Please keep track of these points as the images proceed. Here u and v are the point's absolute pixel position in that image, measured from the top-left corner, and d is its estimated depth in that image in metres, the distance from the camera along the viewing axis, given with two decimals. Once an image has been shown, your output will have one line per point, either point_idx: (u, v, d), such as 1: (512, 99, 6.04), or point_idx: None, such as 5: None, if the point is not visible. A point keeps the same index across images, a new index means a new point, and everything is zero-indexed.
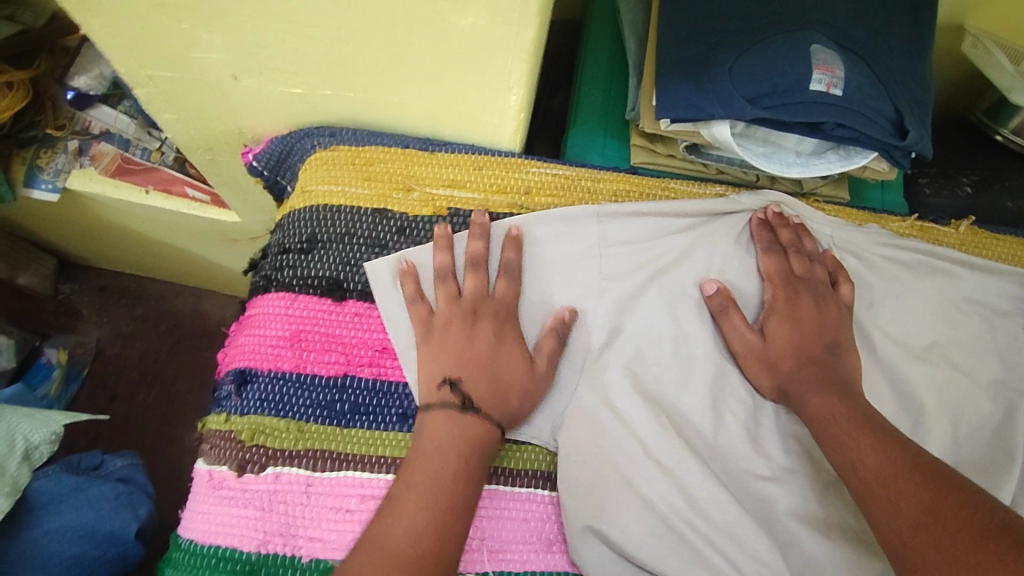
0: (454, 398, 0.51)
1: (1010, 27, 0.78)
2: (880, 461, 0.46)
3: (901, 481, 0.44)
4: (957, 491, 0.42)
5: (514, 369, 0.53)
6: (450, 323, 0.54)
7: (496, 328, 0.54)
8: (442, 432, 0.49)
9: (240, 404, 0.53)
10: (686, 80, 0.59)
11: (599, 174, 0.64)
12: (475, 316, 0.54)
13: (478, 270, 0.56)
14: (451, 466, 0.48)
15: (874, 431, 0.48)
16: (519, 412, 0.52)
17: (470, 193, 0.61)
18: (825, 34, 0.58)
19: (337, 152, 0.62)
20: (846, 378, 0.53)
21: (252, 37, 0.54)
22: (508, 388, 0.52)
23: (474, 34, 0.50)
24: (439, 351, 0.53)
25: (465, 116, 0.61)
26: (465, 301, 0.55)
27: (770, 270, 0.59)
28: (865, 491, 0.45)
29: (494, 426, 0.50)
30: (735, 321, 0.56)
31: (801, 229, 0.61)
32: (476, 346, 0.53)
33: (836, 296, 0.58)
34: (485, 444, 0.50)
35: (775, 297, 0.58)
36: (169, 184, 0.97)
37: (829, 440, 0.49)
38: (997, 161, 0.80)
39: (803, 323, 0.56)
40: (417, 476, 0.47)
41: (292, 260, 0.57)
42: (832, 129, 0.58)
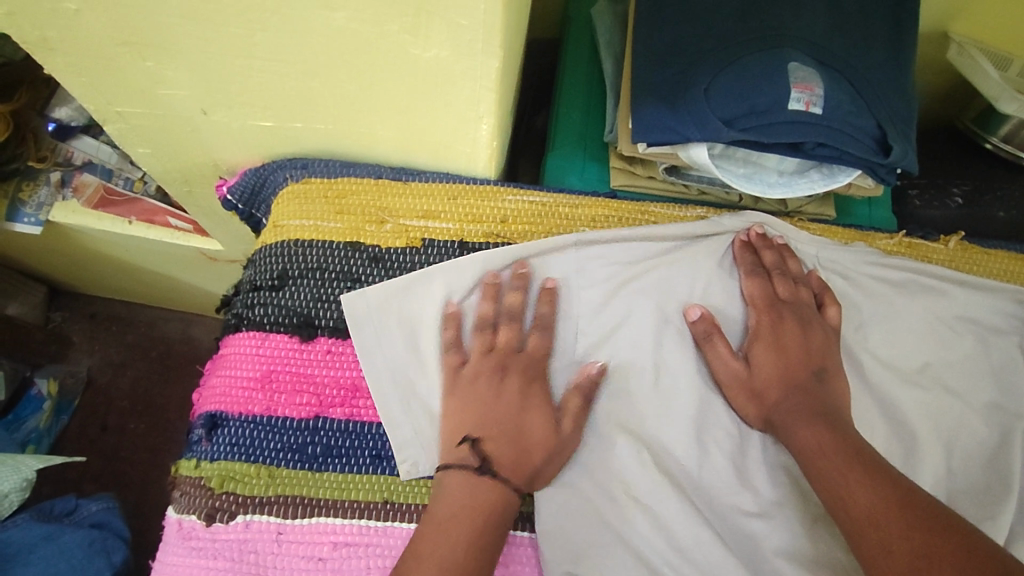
0: (473, 457, 0.50)
1: (997, 33, 0.76)
2: (870, 499, 0.44)
3: (892, 522, 0.42)
4: (953, 535, 0.40)
5: (538, 432, 0.51)
6: (479, 375, 0.53)
7: (524, 384, 0.53)
8: (456, 496, 0.48)
9: (210, 450, 0.51)
10: (662, 102, 0.58)
11: (579, 199, 0.62)
12: (504, 371, 0.53)
13: (505, 324, 0.55)
14: (463, 536, 0.46)
15: (861, 464, 0.46)
16: (542, 472, 0.51)
17: (445, 223, 0.59)
18: (804, 51, 0.57)
19: (308, 184, 0.60)
20: (834, 408, 0.51)
21: (218, 73, 0.53)
22: (531, 448, 0.50)
23: (439, 65, 0.48)
24: (464, 405, 0.52)
25: (438, 145, 0.59)
26: (498, 354, 0.53)
27: (753, 294, 0.57)
28: (857, 530, 0.43)
29: (511, 491, 0.49)
30: (719, 348, 0.55)
31: (785, 251, 0.60)
32: (500, 403, 0.51)
33: (822, 321, 0.56)
34: (500, 513, 0.48)
35: (760, 323, 0.56)
36: (151, 215, 0.96)
37: (818, 476, 0.47)
38: (988, 170, 0.78)
39: (789, 353, 0.54)
40: (431, 543, 0.46)
41: (264, 298, 0.56)
42: (813, 148, 0.57)
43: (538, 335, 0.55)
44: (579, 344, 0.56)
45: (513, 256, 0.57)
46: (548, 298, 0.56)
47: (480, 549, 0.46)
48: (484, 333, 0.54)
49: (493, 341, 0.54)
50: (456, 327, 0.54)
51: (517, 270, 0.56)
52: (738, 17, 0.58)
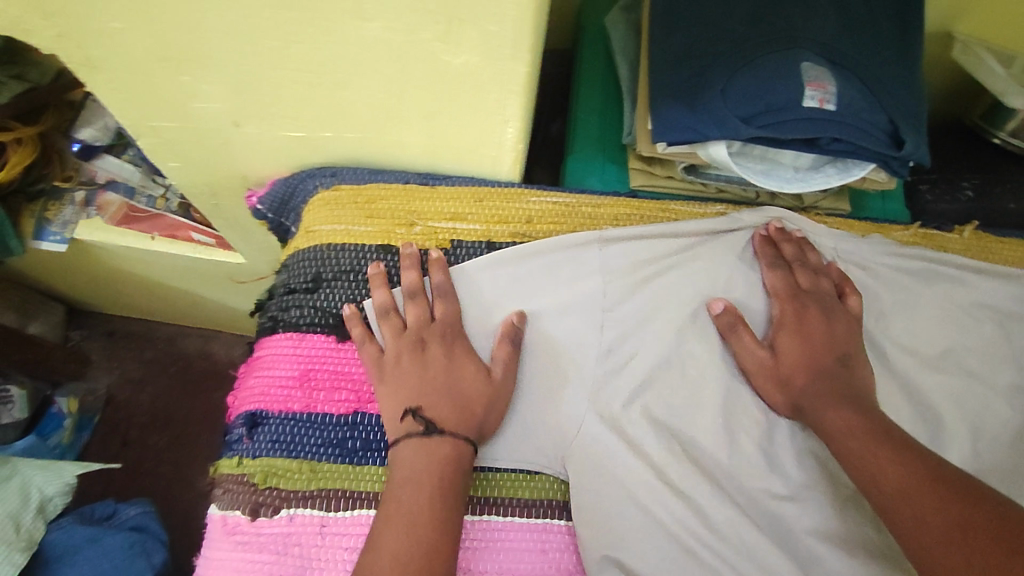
0: (416, 424, 0.50)
1: (998, 32, 0.79)
2: (901, 474, 0.45)
3: (922, 494, 0.43)
4: (983, 502, 0.41)
5: (472, 385, 0.53)
6: (401, 356, 0.53)
7: (445, 348, 0.54)
8: (410, 459, 0.49)
9: (251, 447, 0.52)
10: (681, 103, 0.59)
11: (601, 198, 0.64)
12: (423, 343, 0.54)
13: (413, 302, 0.56)
14: (426, 488, 0.47)
15: (891, 444, 0.47)
16: (488, 425, 0.53)
17: (472, 225, 0.61)
18: (816, 51, 0.59)
19: (339, 191, 0.62)
20: (860, 393, 0.52)
21: (253, 85, 0.55)
22: (470, 403, 0.52)
23: (469, 71, 0.50)
24: (396, 387, 0.52)
25: (464, 150, 0.61)
26: (411, 331, 0.54)
27: (775, 285, 0.59)
28: (887, 505, 0.44)
29: (466, 445, 0.50)
30: (744, 339, 0.56)
31: (804, 243, 0.61)
32: (423, 371, 0.52)
33: (843, 309, 0.58)
34: (456, 462, 0.49)
35: (784, 312, 0.57)
36: (174, 229, 0.98)
37: (846, 457, 0.49)
38: (998, 163, 0.80)
39: (813, 341, 0.55)
40: (395, 506, 0.46)
41: (299, 300, 0.58)
42: (828, 143, 0.58)
43: (443, 302, 0.56)
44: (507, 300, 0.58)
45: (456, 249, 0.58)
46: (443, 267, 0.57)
47: (447, 496, 0.47)
48: (391, 319, 0.55)
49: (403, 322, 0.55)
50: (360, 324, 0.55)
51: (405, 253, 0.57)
52: (750, 21, 0.60)
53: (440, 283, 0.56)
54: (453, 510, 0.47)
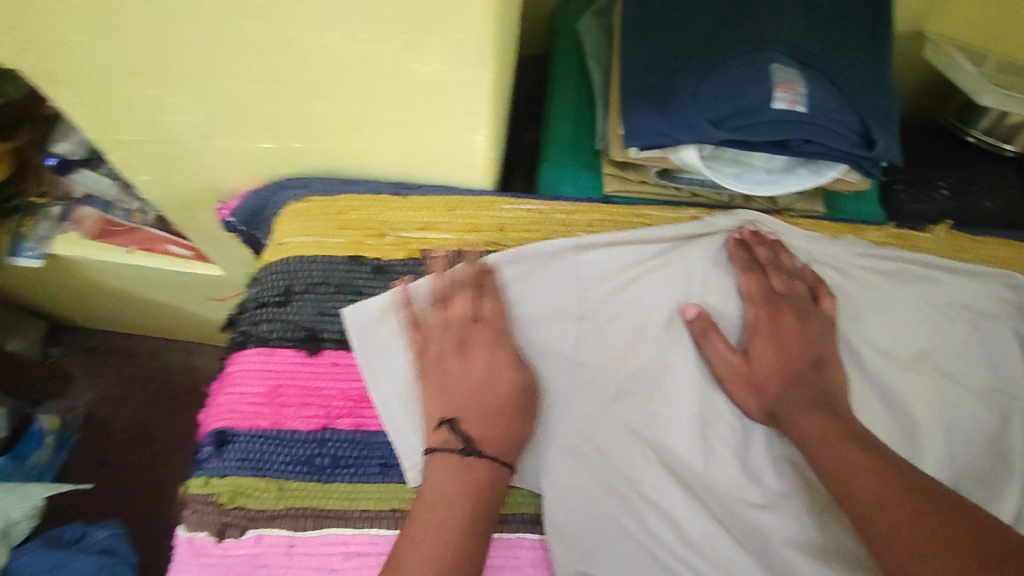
0: (454, 438, 0.49)
1: (968, 31, 0.80)
2: (877, 485, 0.44)
3: (899, 504, 0.43)
4: (960, 514, 0.41)
5: (508, 392, 0.52)
6: (444, 352, 0.53)
7: (489, 350, 0.53)
8: (443, 479, 0.48)
9: (220, 466, 0.51)
10: (652, 106, 0.59)
11: (574, 206, 0.63)
12: (467, 342, 0.53)
13: (456, 295, 0.56)
14: (457, 512, 0.46)
15: (867, 452, 0.47)
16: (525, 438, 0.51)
17: (444, 234, 0.60)
18: (785, 52, 0.59)
19: (310, 203, 0.61)
20: (834, 399, 0.53)
21: (221, 97, 0.55)
22: (508, 413, 0.51)
23: (437, 79, 0.49)
24: (444, 387, 0.52)
25: (435, 157, 0.60)
26: (455, 326, 0.54)
27: (750, 289, 0.58)
28: (862, 515, 0.44)
29: (501, 468, 0.49)
30: (717, 344, 0.56)
31: (778, 246, 0.61)
32: (464, 374, 0.52)
33: (816, 312, 0.58)
34: (490, 488, 0.48)
35: (758, 317, 0.58)
36: (152, 243, 0.97)
37: (821, 464, 0.48)
38: (973, 162, 0.81)
39: (790, 343, 0.56)
40: (422, 527, 0.45)
41: (270, 314, 0.57)
42: (799, 145, 0.58)
43: (489, 300, 0.56)
44: None
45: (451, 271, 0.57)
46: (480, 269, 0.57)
47: (475, 522, 0.46)
48: (438, 306, 0.55)
49: (446, 314, 0.55)
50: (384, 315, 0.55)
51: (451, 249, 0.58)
52: (721, 23, 0.60)
53: (486, 279, 0.57)
54: (482, 539, 0.46)
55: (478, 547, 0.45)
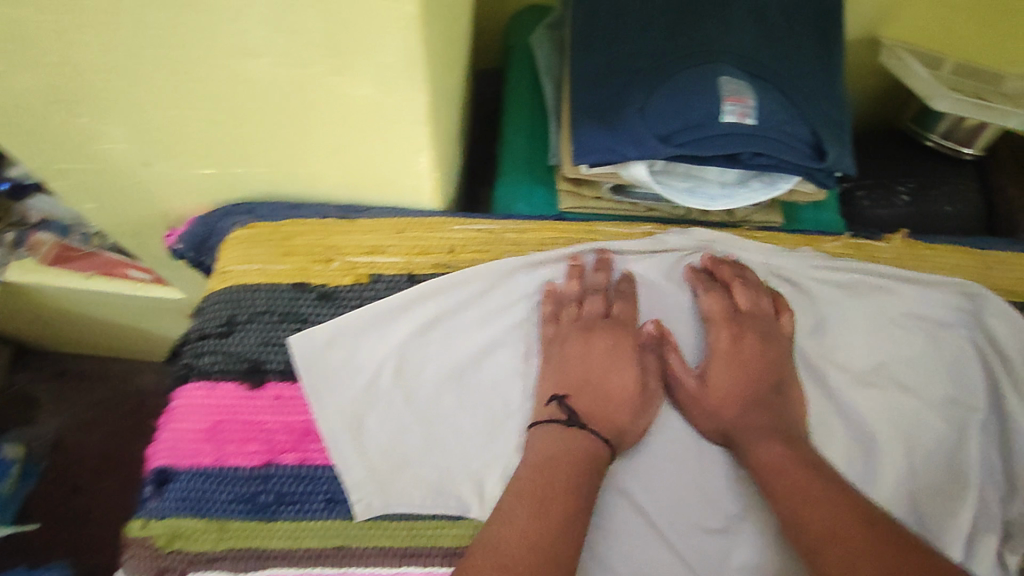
0: (562, 412, 0.52)
1: (921, 34, 0.81)
2: (832, 516, 0.44)
3: (853, 535, 0.42)
4: (914, 550, 0.41)
5: (620, 388, 0.53)
6: (566, 339, 0.55)
7: (616, 343, 0.55)
8: (549, 446, 0.50)
9: (158, 506, 0.49)
10: (599, 122, 0.58)
11: (526, 224, 0.62)
12: (591, 332, 0.56)
13: (591, 295, 0.58)
14: (563, 473, 0.47)
15: (823, 485, 0.46)
16: (629, 430, 0.52)
17: (392, 257, 0.59)
18: (736, 65, 0.58)
19: (254, 229, 0.59)
20: (786, 425, 0.52)
21: (154, 125, 0.53)
22: (617, 404, 0.53)
23: (371, 104, 0.48)
24: (556, 371, 0.54)
25: (380, 180, 0.58)
26: (584, 319, 0.56)
27: (714, 308, 0.57)
28: (815, 547, 0.43)
29: (604, 446, 0.50)
30: (675, 360, 0.56)
31: (741, 266, 0.60)
32: (583, 358, 0.54)
33: (782, 333, 0.57)
34: (595, 461, 0.49)
35: (719, 339, 0.56)
36: (110, 267, 0.94)
37: (775, 493, 0.47)
38: (932, 165, 0.82)
39: (750, 364, 0.55)
40: (528, 487, 0.46)
41: (212, 346, 0.55)
42: (750, 158, 0.58)
43: (621, 303, 0.58)
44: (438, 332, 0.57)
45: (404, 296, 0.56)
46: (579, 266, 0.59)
47: (576, 487, 0.46)
48: (568, 304, 0.57)
49: (578, 311, 0.57)
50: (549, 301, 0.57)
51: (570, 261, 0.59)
52: (669, 35, 0.60)
53: (622, 285, 0.58)
54: (582, 506, 0.46)
55: (582, 513, 0.45)
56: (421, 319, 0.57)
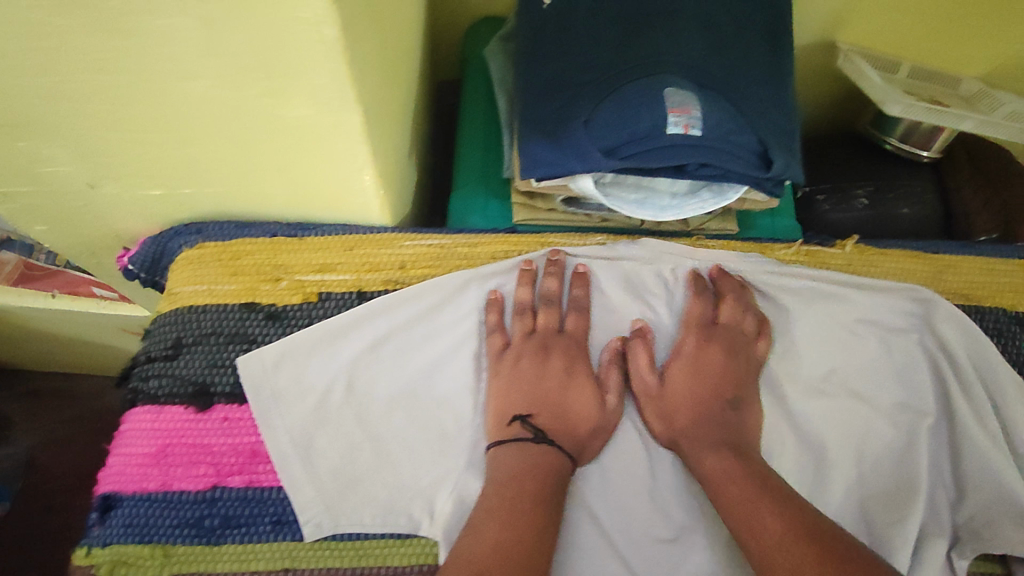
0: (526, 430, 0.51)
1: (876, 39, 0.81)
2: (778, 526, 0.44)
3: (800, 545, 0.42)
4: (861, 561, 0.41)
5: (581, 406, 0.53)
6: (520, 357, 0.55)
7: (567, 359, 0.55)
8: (518, 461, 0.49)
9: (103, 534, 0.49)
10: (545, 137, 0.58)
11: (478, 237, 0.61)
12: (547, 350, 0.55)
13: (543, 308, 0.57)
14: (533, 485, 0.47)
15: (768, 493, 0.46)
16: (589, 446, 0.52)
17: (341, 275, 0.59)
18: (683, 75, 0.58)
19: (203, 249, 0.59)
20: (740, 430, 0.53)
21: (96, 147, 0.52)
22: (574, 423, 0.52)
23: (306, 124, 0.47)
24: (509, 385, 0.53)
25: (328, 199, 0.57)
26: (537, 335, 0.56)
27: (691, 312, 0.58)
28: (765, 558, 0.43)
29: (566, 458, 0.50)
30: (640, 360, 0.55)
31: (743, 283, 0.60)
32: (540, 374, 0.53)
33: (750, 341, 0.58)
34: (559, 472, 0.49)
35: (685, 343, 0.57)
36: (74, 285, 0.93)
37: (724, 502, 0.47)
38: (889, 168, 0.82)
39: (709, 375, 0.55)
40: (500, 498, 0.47)
41: (159, 369, 0.55)
42: (696, 169, 0.57)
43: (574, 316, 0.57)
44: (387, 347, 0.56)
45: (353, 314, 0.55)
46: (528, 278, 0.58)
47: (547, 495, 0.47)
48: (523, 316, 0.56)
49: (532, 324, 0.56)
50: (497, 312, 0.57)
51: (523, 269, 0.58)
52: (618, 48, 0.60)
53: (579, 297, 0.57)
54: (552, 511, 0.47)
55: (550, 519, 0.46)
56: (370, 335, 0.56)
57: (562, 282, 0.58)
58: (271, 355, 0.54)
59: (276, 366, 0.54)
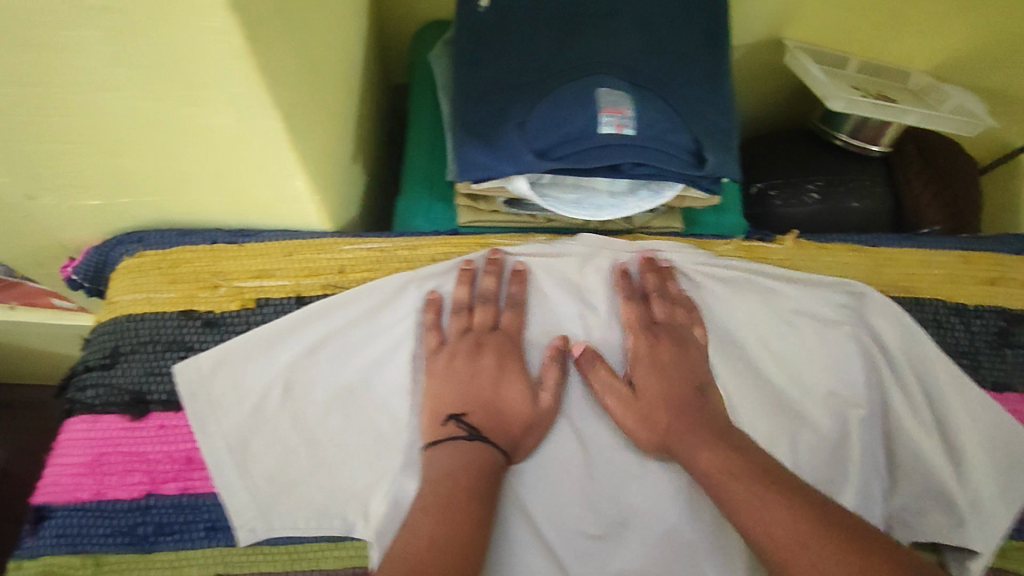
0: (460, 429, 0.51)
1: (825, 34, 0.82)
2: (788, 519, 0.44)
3: (815, 539, 0.43)
4: (874, 538, 0.43)
5: (516, 405, 0.53)
6: (455, 355, 0.54)
7: (499, 358, 0.54)
8: (451, 461, 0.49)
9: (36, 544, 0.49)
10: (479, 140, 0.58)
11: (418, 240, 0.62)
12: (481, 347, 0.55)
13: (479, 305, 0.57)
14: (466, 483, 0.47)
15: (774, 485, 0.46)
16: (522, 444, 0.52)
17: (280, 281, 0.59)
18: (619, 76, 0.58)
19: (141, 257, 0.59)
20: (726, 423, 0.52)
21: (27, 159, 0.50)
22: (508, 423, 0.52)
23: (231, 134, 0.46)
24: (443, 386, 0.53)
25: (265, 205, 0.57)
26: (472, 333, 0.55)
27: (630, 320, 0.57)
28: (781, 553, 0.43)
29: (499, 454, 0.50)
30: (602, 373, 0.55)
31: (666, 274, 0.60)
32: (473, 373, 0.53)
33: (695, 336, 0.58)
34: (492, 469, 0.49)
35: (638, 349, 0.56)
36: (31, 297, 0.81)
37: (727, 501, 0.47)
38: (840, 162, 0.83)
39: (671, 373, 0.55)
40: (435, 497, 0.46)
41: (95, 378, 0.55)
42: (631, 169, 0.57)
43: (510, 312, 0.57)
44: (324, 352, 0.56)
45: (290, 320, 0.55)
46: (467, 277, 0.58)
47: (479, 493, 0.47)
48: (458, 315, 0.56)
49: (468, 322, 0.56)
50: (434, 311, 0.56)
51: (462, 269, 0.58)
52: (555, 49, 0.60)
53: (514, 294, 0.57)
54: (486, 505, 0.47)
55: (481, 516, 0.46)
56: (307, 340, 0.56)
57: (500, 279, 0.58)
58: (207, 362, 0.54)
59: (213, 373, 0.54)
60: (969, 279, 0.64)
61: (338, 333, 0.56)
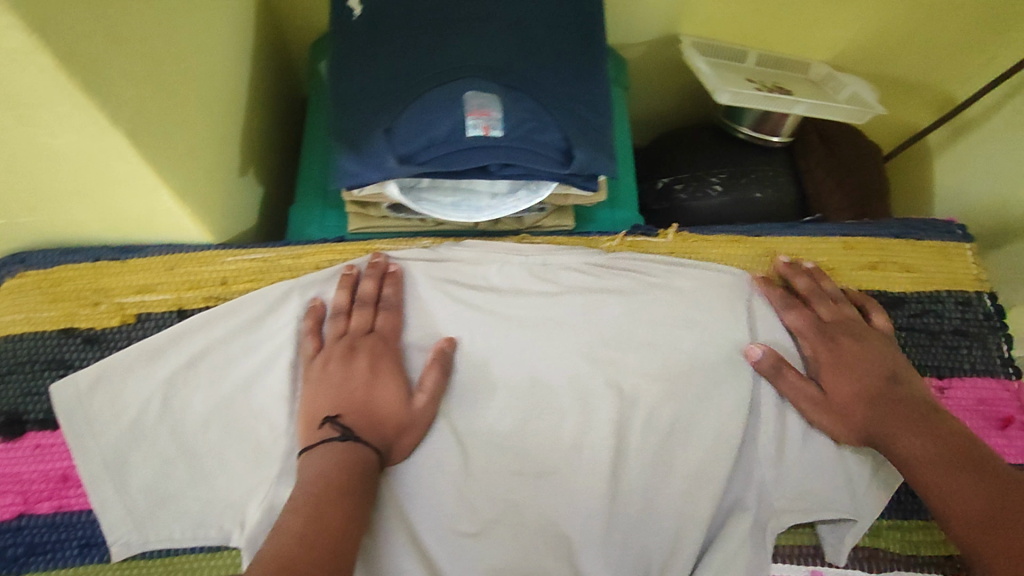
0: (335, 431, 0.50)
1: (720, 29, 0.83)
2: (977, 502, 0.46)
3: (1010, 520, 0.44)
4: None
5: (388, 406, 0.53)
6: (328, 360, 0.54)
7: (373, 361, 0.54)
8: (324, 462, 0.48)
9: None
10: (349, 148, 0.58)
11: (300, 249, 0.62)
12: (354, 351, 0.55)
13: (356, 309, 0.57)
14: (337, 482, 0.47)
15: (956, 469, 0.48)
16: (396, 446, 0.52)
17: (162, 295, 0.59)
18: (485, 77, 0.59)
19: (23, 278, 0.59)
20: (927, 407, 0.53)
21: None
22: (384, 425, 0.52)
23: (77, 149, 0.46)
24: (316, 392, 0.53)
25: (138, 220, 0.56)
26: (347, 338, 0.56)
27: (799, 324, 0.60)
28: (966, 534, 0.46)
29: (374, 454, 0.50)
30: (791, 379, 0.57)
31: (816, 273, 0.63)
32: (349, 376, 0.53)
33: (875, 329, 0.59)
34: (367, 468, 0.49)
35: (816, 351, 0.58)
36: None
37: (919, 483, 0.49)
38: (742, 154, 0.84)
39: (856, 361, 0.56)
40: (306, 497, 0.46)
41: None
42: (499, 170, 0.58)
43: (385, 314, 0.57)
44: (204, 365, 0.56)
45: (170, 334, 0.55)
46: (347, 283, 0.58)
47: (350, 491, 0.47)
48: (336, 319, 0.56)
49: (345, 326, 0.56)
50: (313, 318, 0.57)
51: (342, 274, 0.59)
52: (424, 53, 0.61)
53: (388, 296, 0.58)
54: (360, 502, 0.47)
55: (353, 513, 0.46)
56: (189, 352, 0.56)
57: (379, 284, 0.59)
58: (83, 379, 0.53)
59: (92, 391, 0.54)
60: (850, 265, 0.65)
61: (219, 346, 0.56)
